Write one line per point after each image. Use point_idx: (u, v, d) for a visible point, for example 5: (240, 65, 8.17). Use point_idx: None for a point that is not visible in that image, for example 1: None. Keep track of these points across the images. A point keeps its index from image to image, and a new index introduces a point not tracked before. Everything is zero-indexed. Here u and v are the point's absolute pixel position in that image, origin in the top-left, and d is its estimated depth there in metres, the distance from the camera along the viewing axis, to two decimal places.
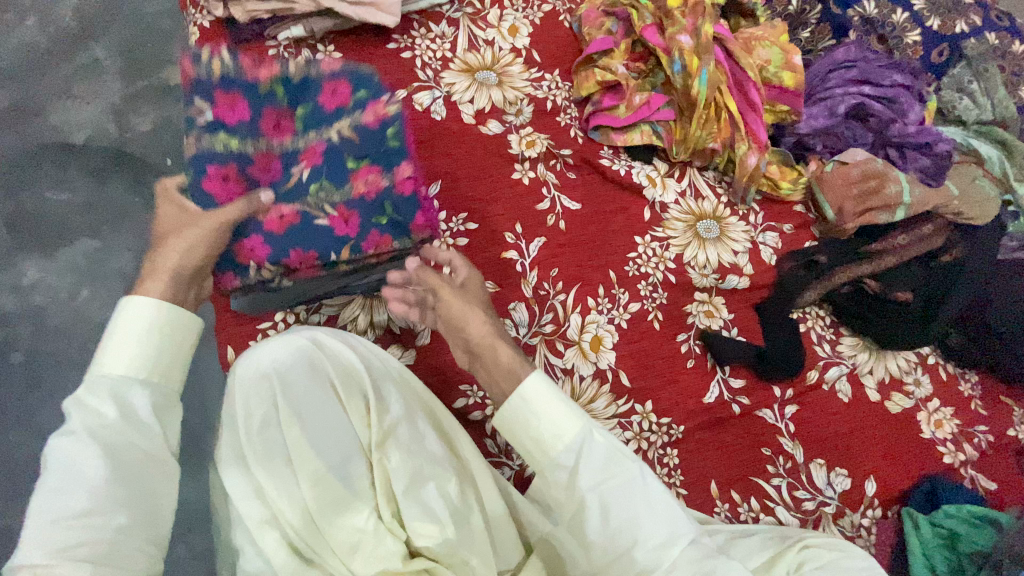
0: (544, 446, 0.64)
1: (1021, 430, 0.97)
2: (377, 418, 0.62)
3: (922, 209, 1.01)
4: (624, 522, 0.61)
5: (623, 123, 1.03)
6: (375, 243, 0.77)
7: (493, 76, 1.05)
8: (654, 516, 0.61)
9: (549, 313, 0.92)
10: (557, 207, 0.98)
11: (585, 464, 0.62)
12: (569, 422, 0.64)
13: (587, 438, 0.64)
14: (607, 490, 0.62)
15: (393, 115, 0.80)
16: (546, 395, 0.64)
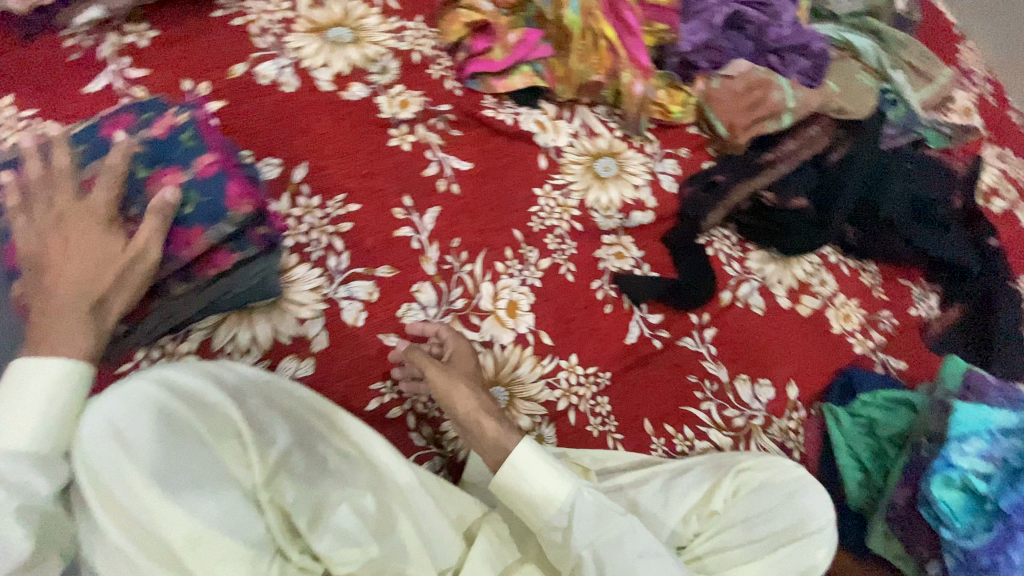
0: (537, 510, 0.66)
1: (921, 307, 1.02)
2: (262, 455, 0.57)
3: (806, 111, 1.00)
4: (621, 574, 0.62)
5: (500, 66, 0.94)
6: (187, 239, 0.66)
7: (347, 32, 0.92)
8: (647, 564, 0.63)
9: (459, 287, 0.84)
10: (446, 171, 0.89)
11: (584, 528, 0.64)
12: (560, 487, 0.66)
13: (578, 497, 0.66)
14: (603, 544, 0.64)
15: (184, 122, 0.70)
16: (538, 461, 0.67)
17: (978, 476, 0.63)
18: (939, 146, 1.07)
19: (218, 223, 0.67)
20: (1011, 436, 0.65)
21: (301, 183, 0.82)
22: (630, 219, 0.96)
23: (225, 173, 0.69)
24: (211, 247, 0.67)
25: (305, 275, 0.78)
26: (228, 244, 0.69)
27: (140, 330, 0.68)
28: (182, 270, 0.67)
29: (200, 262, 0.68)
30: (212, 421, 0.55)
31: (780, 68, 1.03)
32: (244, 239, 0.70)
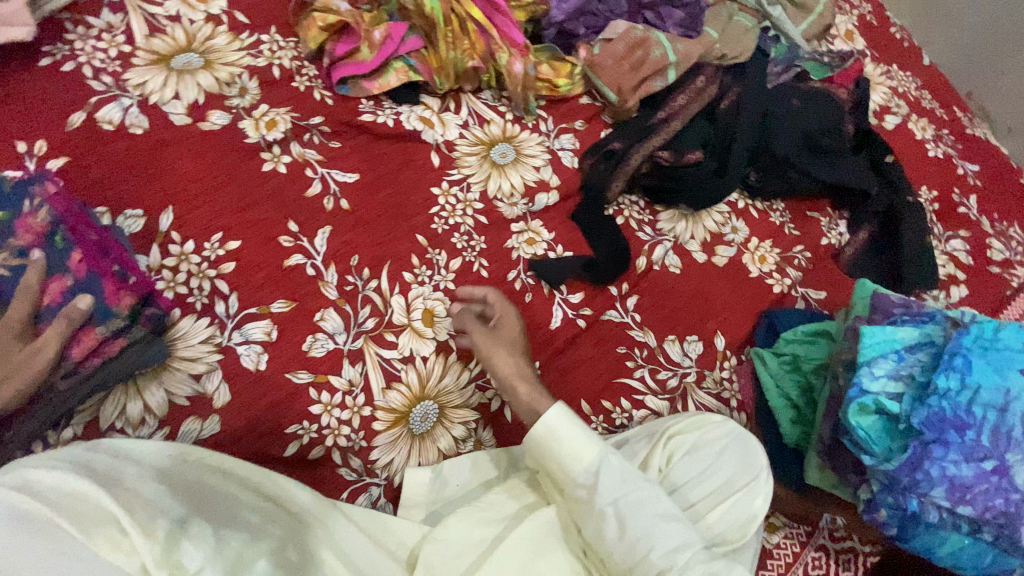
0: (566, 469, 0.65)
1: (830, 235, 1.05)
2: (146, 529, 0.49)
3: (689, 64, 1.00)
4: (642, 534, 0.62)
5: (370, 67, 0.88)
6: (79, 343, 0.65)
7: (195, 58, 0.85)
8: (665, 527, 0.62)
9: (366, 306, 0.80)
10: (331, 187, 0.84)
11: (608, 488, 0.63)
12: (588, 449, 0.65)
13: (605, 460, 0.65)
14: (626, 504, 0.63)
15: (51, 221, 0.69)
16: (568, 423, 0.66)
17: (889, 398, 0.64)
18: (821, 76, 1.08)
19: (109, 319, 0.67)
20: (915, 353, 0.66)
21: (170, 230, 0.75)
22: (535, 203, 0.94)
23: (104, 271, 0.69)
24: (102, 341, 0.66)
25: (192, 328, 0.73)
26: (114, 335, 0.67)
27: (19, 430, 0.62)
28: (67, 369, 0.64)
29: (86, 357, 0.65)
30: (99, 494, 0.51)
31: (657, 24, 1.02)
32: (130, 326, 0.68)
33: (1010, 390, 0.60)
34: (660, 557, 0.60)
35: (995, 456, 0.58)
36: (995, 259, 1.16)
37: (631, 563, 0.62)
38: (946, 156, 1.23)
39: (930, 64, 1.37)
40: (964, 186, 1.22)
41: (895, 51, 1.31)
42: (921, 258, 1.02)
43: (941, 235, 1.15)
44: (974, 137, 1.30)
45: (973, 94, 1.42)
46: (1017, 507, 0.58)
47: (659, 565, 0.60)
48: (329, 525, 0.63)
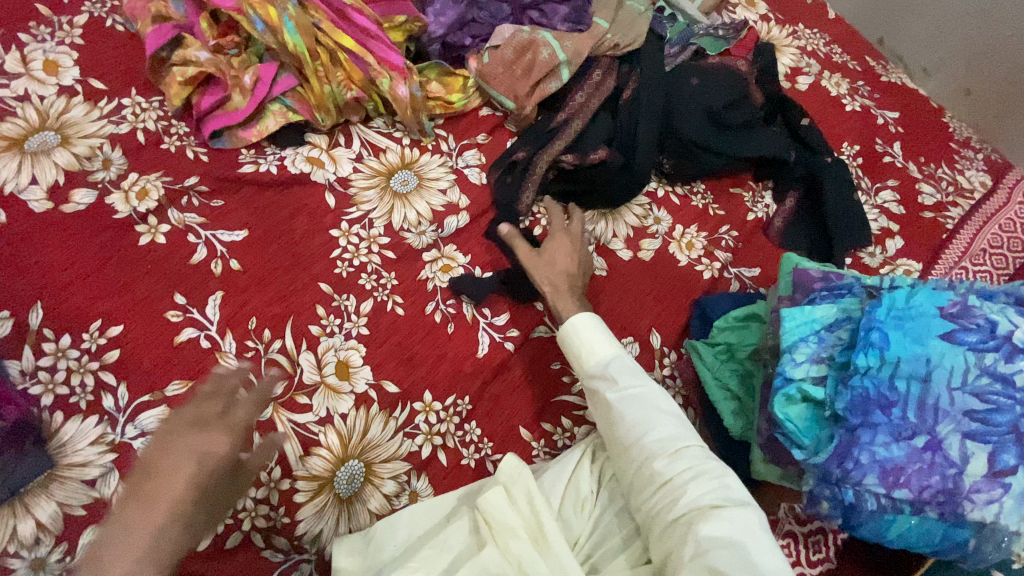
0: (581, 359, 0.72)
1: (756, 208, 1.03)
2: None
3: (582, 58, 0.96)
4: (642, 420, 0.66)
5: (243, 114, 0.83)
6: None
7: (51, 135, 0.79)
8: (664, 419, 0.65)
9: (273, 370, 0.75)
10: (217, 249, 0.78)
11: (615, 377, 0.69)
12: (605, 346, 0.72)
13: (620, 360, 0.71)
14: (629, 393, 0.67)
15: None
16: (590, 324, 0.73)
17: (813, 384, 0.61)
18: (719, 50, 1.05)
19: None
20: (835, 331, 0.63)
21: (42, 327, 0.70)
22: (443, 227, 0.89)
23: None
24: None
25: (80, 430, 0.67)
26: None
27: None
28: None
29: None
30: None
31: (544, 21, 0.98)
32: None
33: (932, 358, 0.57)
34: (655, 442, 0.64)
35: (926, 432, 0.56)
36: (927, 204, 1.15)
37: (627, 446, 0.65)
38: (864, 108, 1.21)
39: (837, 17, 1.35)
40: (886, 135, 1.20)
41: (799, 10, 1.30)
42: (848, 217, 1.00)
43: (870, 188, 1.13)
44: (890, 84, 1.28)
45: (885, 41, 1.41)
46: (955, 482, 0.55)
47: (650, 449, 0.64)
48: None
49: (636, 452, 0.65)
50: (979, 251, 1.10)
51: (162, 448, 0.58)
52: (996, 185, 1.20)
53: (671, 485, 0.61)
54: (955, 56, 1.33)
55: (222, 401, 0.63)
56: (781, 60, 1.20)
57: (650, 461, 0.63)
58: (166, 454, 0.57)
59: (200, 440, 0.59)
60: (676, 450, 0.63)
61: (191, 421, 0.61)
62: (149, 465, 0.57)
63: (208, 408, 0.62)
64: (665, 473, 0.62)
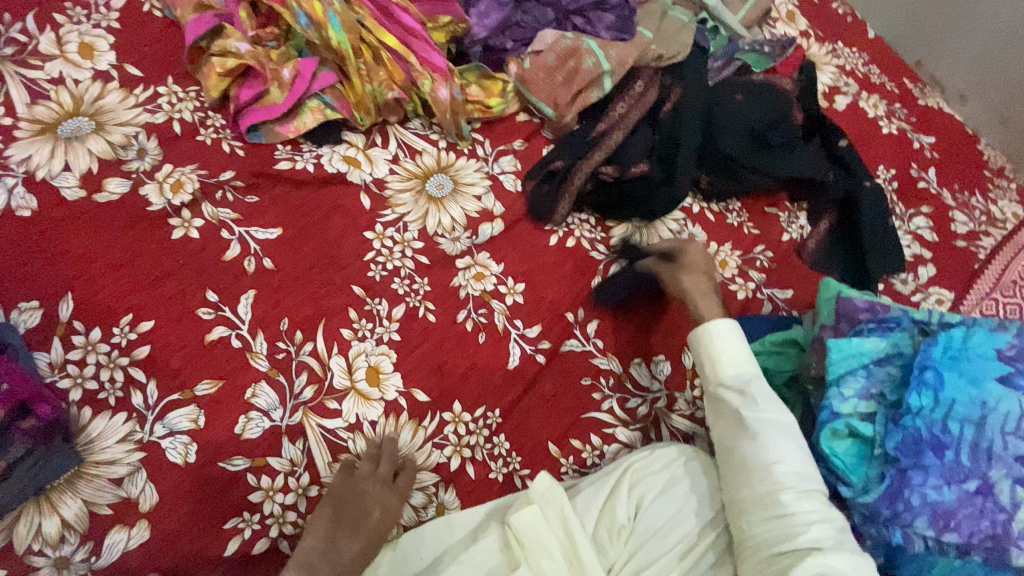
0: (718, 366, 0.70)
1: (791, 229, 1.01)
2: None
3: (625, 69, 0.94)
4: (773, 448, 0.63)
5: (281, 108, 0.81)
6: None
7: (86, 121, 0.77)
8: (798, 451, 0.63)
9: (303, 373, 0.74)
10: (251, 246, 0.77)
11: (755, 396, 0.66)
12: (747, 363, 0.69)
13: (759, 381, 0.68)
14: (767, 417, 0.65)
15: None
16: (733, 335, 0.70)
17: (862, 420, 0.61)
18: (764, 67, 1.04)
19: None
20: (885, 366, 0.62)
21: (72, 318, 0.68)
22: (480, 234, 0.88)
23: None
24: None
25: (108, 426, 0.66)
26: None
27: None
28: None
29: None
30: None
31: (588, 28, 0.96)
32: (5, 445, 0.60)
33: (985, 402, 0.55)
34: (786, 473, 0.61)
35: (978, 475, 0.54)
36: (960, 232, 1.14)
37: (751, 469, 0.63)
38: (900, 132, 1.20)
39: (875, 37, 1.34)
40: (921, 160, 1.19)
41: (839, 28, 1.28)
42: (885, 243, 0.99)
43: (903, 214, 1.12)
44: (926, 108, 1.27)
45: (922, 63, 1.38)
46: (1005, 527, 0.53)
47: (779, 479, 0.61)
48: None
49: (758, 477, 0.62)
50: (1010, 283, 1.10)
51: (350, 495, 0.69)
52: None
53: (790, 520, 0.59)
54: (993, 83, 1.31)
55: (392, 465, 0.72)
56: (820, 78, 1.19)
57: (775, 491, 0.61)
58: (354, 502, 0.68)
59: (378, 490, 0.69)
60: (804, 487, 0.60)
61: (371, 475, 0.70)
62: (339, 503, 0.68)
63: (381, 466, 0.71)
64: (789, 506, 0.59)
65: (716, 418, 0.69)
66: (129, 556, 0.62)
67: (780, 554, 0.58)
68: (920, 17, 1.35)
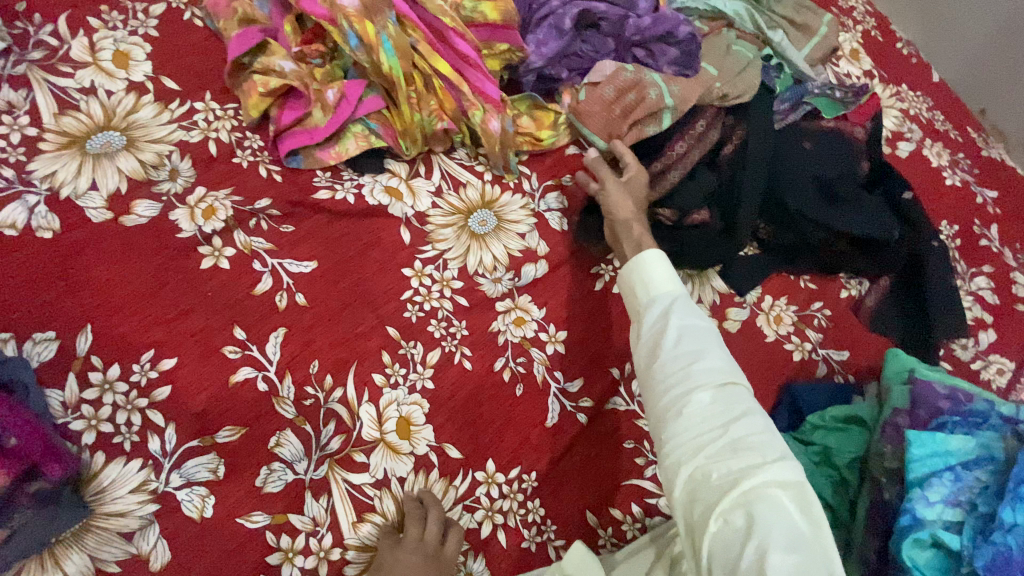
0: (644, 288, 0.68)
1: (851, 286, 0.95)
2: None
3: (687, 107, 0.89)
4: (692, 351, 0.61)
5: (323, 133, 0.77)
6: None
7: (116, 136, 0.73)
8: (719, 356, 0.61)
9: (331, 422, 0.69)
10: (283, 280, 0.72)
11: (673, 311, 0.65)
12: (667, 283, 0.68)
13: (680, 298, 0.66)
14: (686, 324, 0.64)
15: None
16: (652, 258, 0.69)
17: (946, 529, 0.55)
18: (833, 114, 0.97)
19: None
20: (973, 471, 0.57)
21: (90, 353, 0.63)
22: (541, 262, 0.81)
23: None
24: None
25: (121, 474, 0.61)
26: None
27: None
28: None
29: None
30: None
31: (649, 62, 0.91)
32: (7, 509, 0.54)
33: None
34: (702, 372, 0.60)
35: None
36: (1022, 295, 1.07)
37: (670, 373, 0.61)
38: (964, 184, 1.13)
39: (939, 81, 1.27)
40: (985, 216, 1.12)
41: (903, 70, 1.21)
42: (952, 307, 0.92)
43: (964, 273, 1.06)
44: (990, 160, 1.20)
45: (986, 112, 1.31)
46: None
47: (696, 377, 0.59)
48: None
49: (678, 380, 0.60)
50: None
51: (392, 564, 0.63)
52: None
53: (710, 418, 0.57)
54: None
55: (440, 527, 0.66)
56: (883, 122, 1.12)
57: (692, 388, 0.59)
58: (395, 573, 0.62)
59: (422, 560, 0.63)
60: (723, 382, 0.59)
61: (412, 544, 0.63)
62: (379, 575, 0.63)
63: (429, 530, 0.65)
64: (704, 404, 0.58)
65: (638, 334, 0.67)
66: None
67: (705, 458, 0.55)
68: (989, 62, 1.28)
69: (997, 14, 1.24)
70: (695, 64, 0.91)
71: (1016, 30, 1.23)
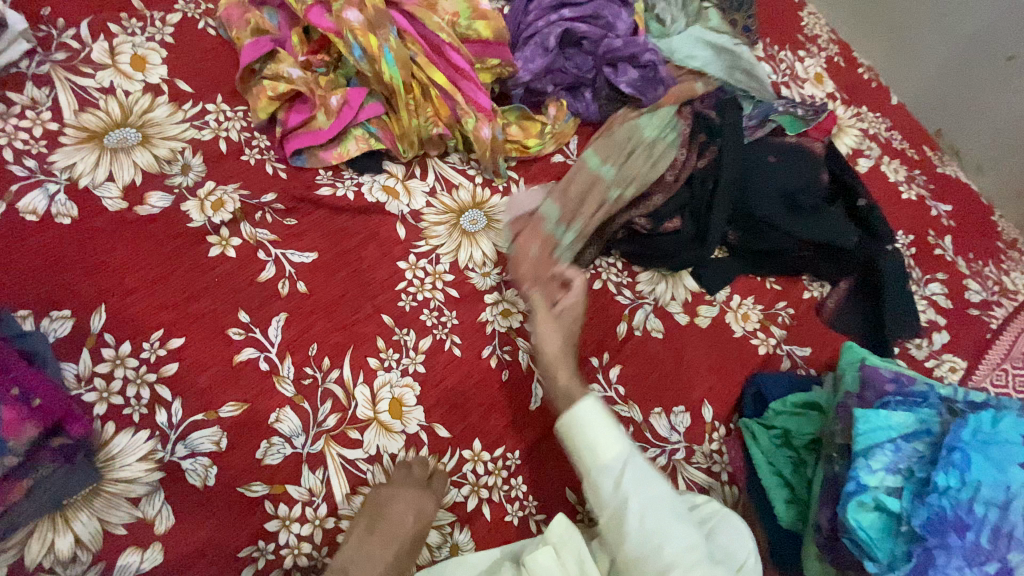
0: (591, 453, 0.67)
1: (813, 288, 1.03)
2: None
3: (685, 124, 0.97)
4: (659, 529, 0.63)
5: (327, 135, 0.83)
6: None
7: (132, 132, 0.78)
8: (678, 529, 0.63)
9: (327, 401, 0.73)
10: (286, 269, 0.78)
11: (626, 482, 0.65)
12: (610, 447, 0.67)
13: (629, 459, 0.67)
14: (645, 502, 0.64)
15: None
16: (600, 419, 0.68)
17: (889, 494, 0.61)
18: (796, 130, 1.06)
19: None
20: (912, 442, 0.63)
21: (103, 331, 0.68)
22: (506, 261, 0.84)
23: None
24: None
25: (130, 444, 0.65)
26: (8, 474, 0.57)
27: None
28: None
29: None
30: None
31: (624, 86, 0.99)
32: (30, 463, 0.59)
33: (1010, 486, 0.57)
34: (674, 553, 0.61)
35: (998, 559, 0.55)
36: (972, 301, 1.15)
37: (642, 553, 0.62)
38: (919, 198, 1.22)
39: (898, 104, 1.37)
40: (938, 227, 1.21)
41: (863, 93, 1.31)
42: (904, 309, 1.00)
43: (919, 279, 1.14)
44: (944, 176, 1.30)
45: (941, 132, 1.41)
46: None
47: (667, 563, 0.61)
48: None
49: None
50: (1021, 355, 1.11)
51: (385, 513, 0.69)
52: None
53: None
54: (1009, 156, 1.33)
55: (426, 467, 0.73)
56: (844, 140, 1.22)
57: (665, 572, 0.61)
58: (390, 520, 0.68)
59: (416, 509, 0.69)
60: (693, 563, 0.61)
61: (406, 497, 0.69)
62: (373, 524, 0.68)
63: (414, 469, 0.72)
64: None
65: (592, 493, 0.67)
66: None
67: None
68: (944, 85, 1.37)
69: (949, 44, 1.35)
70: (663, 89, 1.01)
71: (965, 59, 1.34)
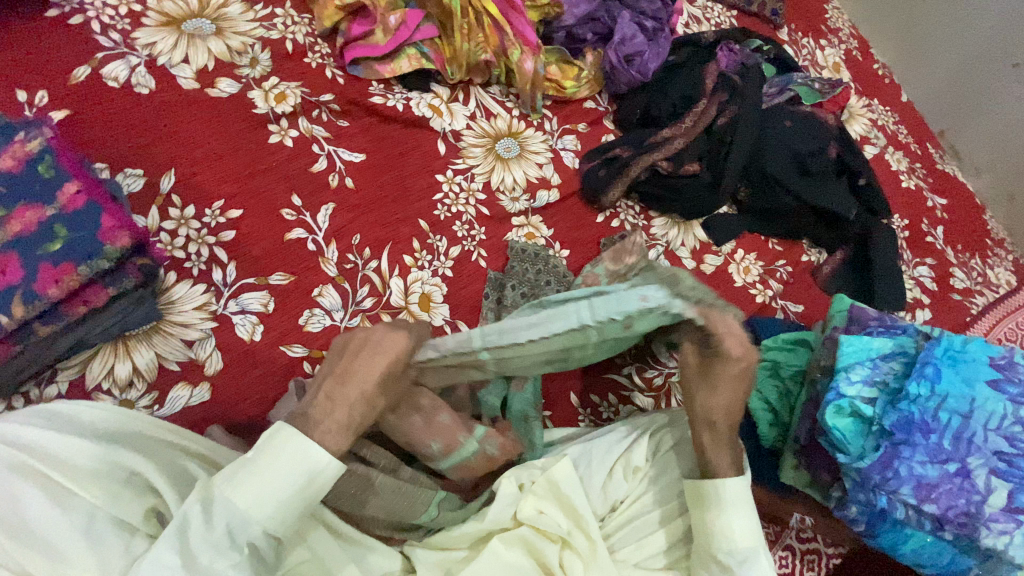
0: (710, 537, 0.62)
1: (811, 253, 1.10)
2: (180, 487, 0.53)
3: (710, 104, 1.05)
4: (761, 571, 0.60)
5: (384, 50, 0.90)
6: (70, 196, 0.59)
7: (207, 24, 0.84)
8: (759, 570, 0.60)
9: (364, 286, 0.80)
10: (337, 164, 0.84)
11: (751, 563, 0.60)
12: (747, 536, 0.61)
13: (754, 552, 0.61)
14: (748, 554, 0.60)
15: (41, 151, 0.60)
16: (743, 500, 0.62)
17: (864, 402, 0.67)
18: (813, 101, 1.14)
19: (92, 258, 0.57)
20: (889, 362, 0.70)
21: (171, 193, 0.74)
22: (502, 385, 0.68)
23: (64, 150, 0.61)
24: (16, 163, 0.59)
25: (188, 293, 0.71)
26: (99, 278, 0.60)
27: None
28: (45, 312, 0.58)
29: (67, 299, 0.59)
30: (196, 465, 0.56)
31: (642, 51, 1.04)
32: (119, 273, 0.62)
33: (975, 399, 0.64)
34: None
35: (958, 459, 0.62)
36: (957, 287, 1.23)
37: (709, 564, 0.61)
38: (917, 188, 1.30)
39: (906, 102, 1.46)
40: (932, 218, 1.29)
41: (876, 87, 1.40)
42: (894, 280, 1.07)
43: (909, 261, 1.21)
44: (942, 173, 1.38)
45: (945, 133, 1.49)
46: (976, 507, 0.62)
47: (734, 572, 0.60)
48: (244, 502, 0.47)
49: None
50: (994, 340, 1.19)
51: (354, 353, 0.55)
52: (1019, 286, 1.29)
53: None
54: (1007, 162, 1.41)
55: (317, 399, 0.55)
56: (854, 126, 1.30)
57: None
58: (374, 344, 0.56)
59: (395, 354, 0.55)
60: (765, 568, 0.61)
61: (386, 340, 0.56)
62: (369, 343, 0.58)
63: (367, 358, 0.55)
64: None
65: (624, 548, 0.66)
66: (190, 411, 0.67)
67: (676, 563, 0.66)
68: (951, 90, 1.47)
69: (957, 50, 1.45)
70: (686, 82, 1.07)
71: (973, 65, 1.43)
